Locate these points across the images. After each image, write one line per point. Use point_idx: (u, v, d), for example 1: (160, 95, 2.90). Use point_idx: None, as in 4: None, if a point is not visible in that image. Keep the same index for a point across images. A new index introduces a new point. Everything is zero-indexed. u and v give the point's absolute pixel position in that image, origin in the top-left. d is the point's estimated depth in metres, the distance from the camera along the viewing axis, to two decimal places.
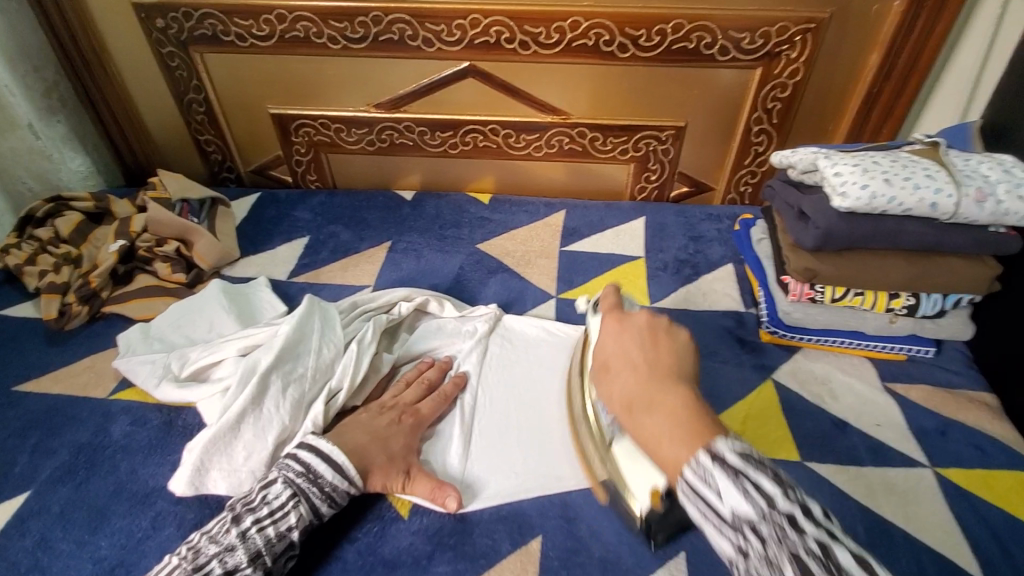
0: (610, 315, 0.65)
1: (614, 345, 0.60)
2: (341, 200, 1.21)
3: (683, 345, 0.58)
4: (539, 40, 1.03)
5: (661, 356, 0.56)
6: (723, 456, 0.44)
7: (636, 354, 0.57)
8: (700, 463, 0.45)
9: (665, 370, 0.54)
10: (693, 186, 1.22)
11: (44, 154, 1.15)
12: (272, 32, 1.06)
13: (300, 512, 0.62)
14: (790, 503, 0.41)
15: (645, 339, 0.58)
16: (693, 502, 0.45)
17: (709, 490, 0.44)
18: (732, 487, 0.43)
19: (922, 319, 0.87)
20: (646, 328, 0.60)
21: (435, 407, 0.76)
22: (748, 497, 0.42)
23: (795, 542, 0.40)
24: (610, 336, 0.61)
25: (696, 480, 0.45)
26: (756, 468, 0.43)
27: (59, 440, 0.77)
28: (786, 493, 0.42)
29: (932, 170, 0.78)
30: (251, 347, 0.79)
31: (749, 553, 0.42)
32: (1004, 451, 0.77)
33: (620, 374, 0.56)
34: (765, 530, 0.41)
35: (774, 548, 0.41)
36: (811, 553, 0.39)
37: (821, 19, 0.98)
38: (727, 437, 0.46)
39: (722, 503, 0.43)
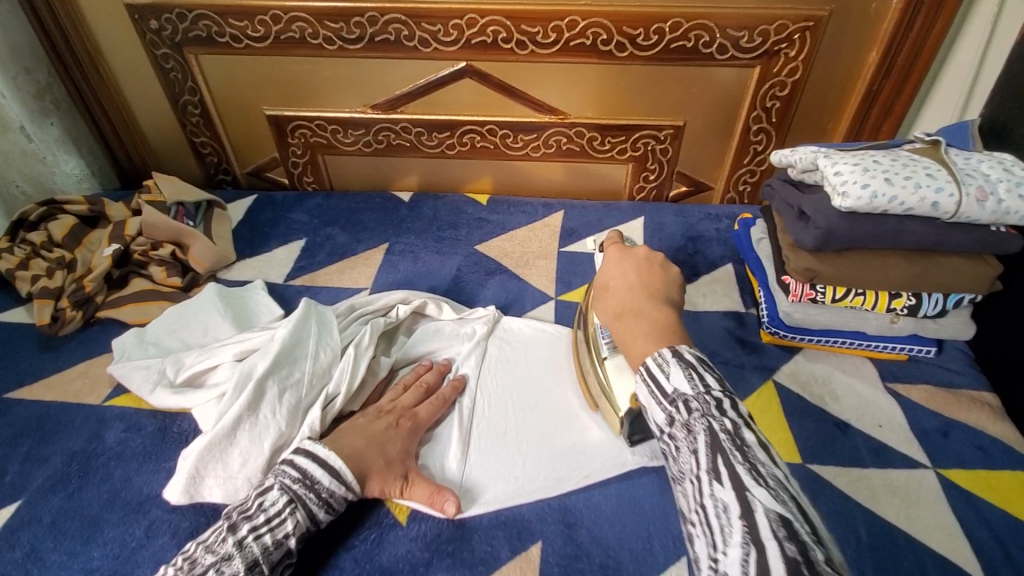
0: (613, 246, 0.75)
1: (614, 269, 0.70)
2: (338, 201, 1.20)
3: (674, 278, 0.68)
4: (536, 39, 1.03)
5: (653, 279, 0.67)
6: (680, 353, 0.55)
7: (631, 277, 0.68)
8: (662, 355, 0.55)
9: (654, 291, 0.65)
10: (692, 185, 1.21)
11: (38, 157, 1.16)
12: (267, 34, 1.06)
13: (298, 518, 0.62)
14: (722, 392, 0.51)
15: (642, 267, 0.69)
16: (645, 384, 0.55)
17: (661, 373, 0.54)
18: (680, 372, 0.53)
19: (924, 319, 0.86)
20: (643, 259, 0.70)
21: (433, 412, 0.75)
22: (690, 379, 0.52)
23: (715, 419, 0.49)
24: (611, 262, 0.72)
25: (655, 367, 0.55)
26: (705, 367, 0.53)
27: (51, 448, 0.76)
28: (723, 388, 0.52)
29: (933, 169, 0.78)
30: (247, 351, 0.78)
31: (675, 422, 0.52)
32: (1007, 453, 0.76)
33: (616, 291, 0.67)
34: (695, 405, 0.50)
35: (698, 420, 0.50)
36: (725, 428, 0.48)
37: (820, 16, 0.97)
38: (690, 347, 0.57)
39: (668, 383, 0.53)
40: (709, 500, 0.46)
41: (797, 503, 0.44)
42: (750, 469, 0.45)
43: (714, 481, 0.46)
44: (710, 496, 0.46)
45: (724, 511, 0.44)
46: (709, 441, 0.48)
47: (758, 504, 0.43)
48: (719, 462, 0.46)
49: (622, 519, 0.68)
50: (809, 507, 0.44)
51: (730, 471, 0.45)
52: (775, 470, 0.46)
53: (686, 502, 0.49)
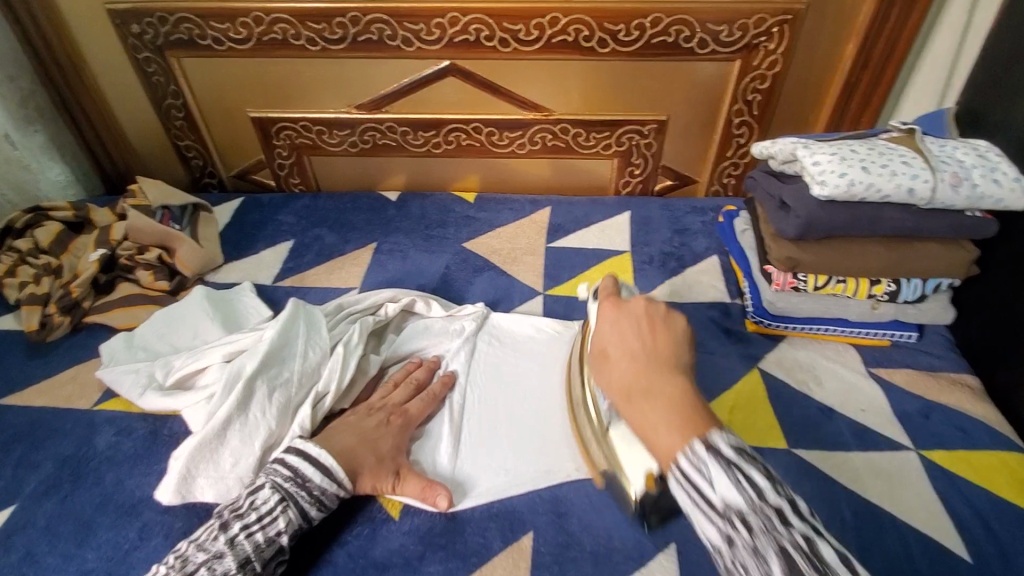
0: (607, 300, 0.66)
1: (611, 331, 0.61)
2: (325, 202, 1.20)
3: (680, 334, 0.59)
4: (518, 37, 1.03)
5: (660, 342, 0.58)
6: (718, 448, 0.46)
7: (633, 341, 0.59)
8: (695, 452, 0.47)
9: (663, 359, 0.56)
10: (677, 179, 1.22)
11: (22, 163, 1.13)
12: (250, 36, 1.06)
13: (289, 516, 0.62)
14: (777, 496, 0.44)
15: (642, 325, 0.60)
16: (683, 488, 0.47)
17: (702, 479, 0.46)
18: (725, 477, 0.45)
19: (904, 304, 0.88)
20: (644, 315, 0.61)
21: (423, 406, 0.76)
22: (739, 486, 0.44)
23: (782, 534, 0.42)
24: (607, 323, 0.63)
25: (690, 468, 0.47)
26: (748, 462, 0.46)
27: (43, 453, 0.76)
28: (775, 487, 0.45)
29: (908, 157, 0.79)
30: (235, 352, 0.78)
31: (734, 542, 0.44)
32: (987, 431, 0.78)
33: (619, 361, 0.58)
34: (756, 521, 0.43)
35: (762, 539, 0.43)
36: (798, 547, 0.42)
37: (798, 10, 0.98)
38: (721, 430, 0.48)
39: (714, 493, 0.45)
40: None
41: None
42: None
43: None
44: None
45: None
46: (786, 568, 0.41)
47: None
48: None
49: (613, 510, 0.68)
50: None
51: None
52: None
53: None
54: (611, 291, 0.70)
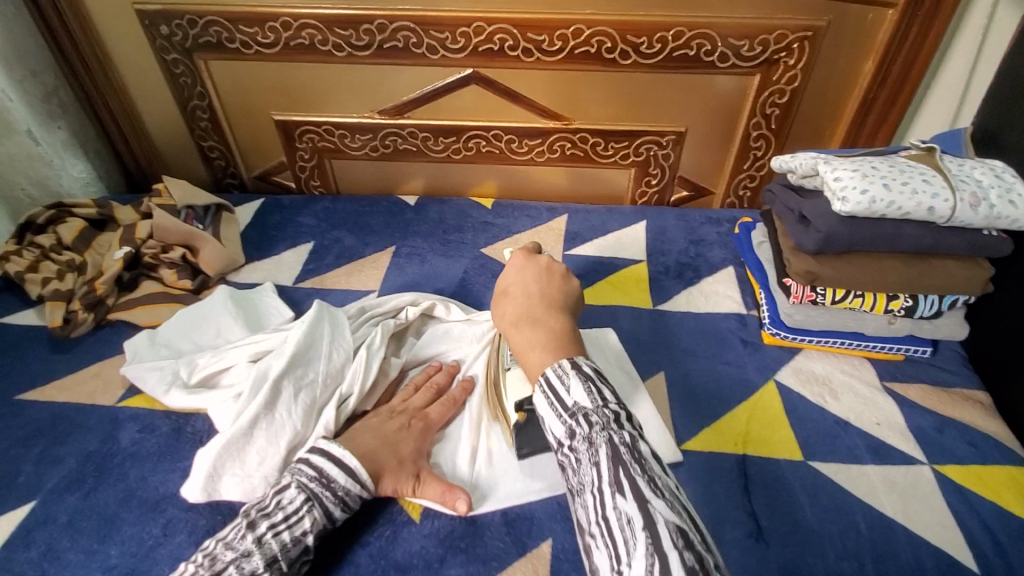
0: (518, 252, 0.82)
1: (516, 275, 0.78)
2: (345, 205, 1.21)
3: (570, 287, 0.76)
4: (542, 47, 1.05)
5: (552, 290, 0.75)
6: (579, 366, 0.59)
7: (532, 285, 0.75)
8: (562, 369, 0.59)
9: (550, 299, 0.73)
10: (693, 190, 1.24)
11: (44, 160, 1.16)
12: (277, 40, 1.07)
13: (314, 516, 0.63)
14: (617, 404, 0.55)
15: (542, 276, 0.77)
16: (545, 396, 0.58)
17: (562, 387, 0.57)
18: (579, 387, 0.56)
19: (920, 320, 0.89)
20: (545, 269, 0.78)
21: (444, 411, 0.76)
22: (588, 391, 0.56)
23: (614, 432, 0.53)
24: (516, 267, 0.79)
25: (555, 379, 0.58)
26: (602, 382, 0.58)
27: (65, 449, 0.77)
28: (618, 402, 0.56)
29: (929, 175, 0.80)
30: (261, 352, 0.80)
31: (576, 435, 0.54)
32: (1000, 448, 0.79)
33: (514, 297, 0.74)
34: (595, 420, 0.54)
35: (598, 433, 0.53)
36: (623, 442, 0.52)
37: (818, 27, 1.00)
38: (586, 360, 0.61)
39: (568, 397, 0.56)
40: (612, 513, 0.48)
41: (687, 513, 0.48)
42: (648, 482, 0.49)
43: (616, 492, 0.49)
44: (613, 508, 0.48)
45: (628, 521, 0.47)
46: (610, 454, 0.51)
47: (658, 516, 0.46)
48: (620, 475, 0.49)
49: None
50: (698, 516, 0.49)
51: (631, 483, 0.49)
52: (668, 483, 0.50)
53: (586, 514, 0.51)
54: (531, 248, 0.87)
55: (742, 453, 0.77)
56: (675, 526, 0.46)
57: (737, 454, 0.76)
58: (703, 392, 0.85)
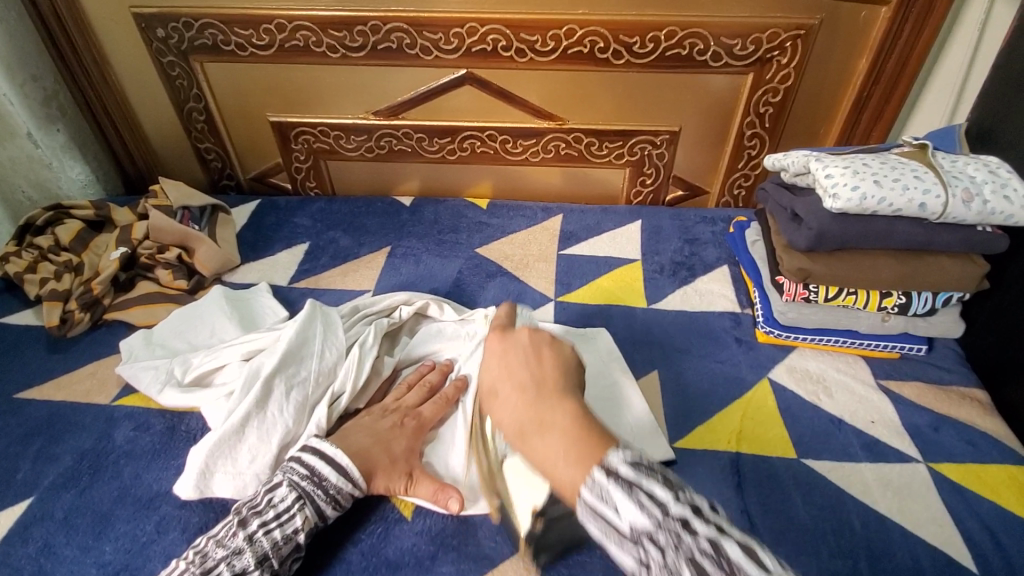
0: (492, 332, 0.64)
1: (497, 365, 0.59)
2: (341, 206, 1.22)
3: (565, 360, 0.59)
4: (534, 47, 1.05)
5: (547, 372, 0.57)
6: (614, 469, 0.45)
7: (521, 373, 0.57)
8: (597, 481, 0.45)
9: (550, 388, 0.55)
10: (688, 189, 1.24)
11: (43, 162, 1.16)
12: (272, 42, 1.08)
13: (306, 514, 0.63)
14: (678, 505, 0.42)
15: (530, 356, 0.58)
16: (593, 521, 0.45)
17: (606, 507, 0.44)
18: (627, 501, 0.43)
19: (914, 317, 0.89)
20: (527, 345, 0.60)
21: (438, 410, 0.76)
22: (639, 507, 0.42)
23: (690, 545, 0.40)
24: (494, 356, 0.60)
25: (594, 500, 0.45)
26: (647, 478, 0.44)
27: (61, 447, 0.77)
28: (678, 495, 0.43)
29: (921, 172, 0.80)
30: (254, 351, 0.80)
31: (650, 565, 0.42)
32: (996, 445, 0.78)
33: (509, 397, 0.55)
34: (663, 538, 0.41)
35: (671, 554, 0.41)
36: (704, 552, 0.39)
37: (811, 25, 1.00)
38: (618, 450, 0.46)
39: (620, 519, 0.43)
40: None
41: None
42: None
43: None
44: None
45: None
46: None
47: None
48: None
49: None
50: None
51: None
52: None
53: None
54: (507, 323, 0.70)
55: (735, 451, 0.76)
56: None
57: (730, 452, 0.76)
58: (697, 390, 0.85)
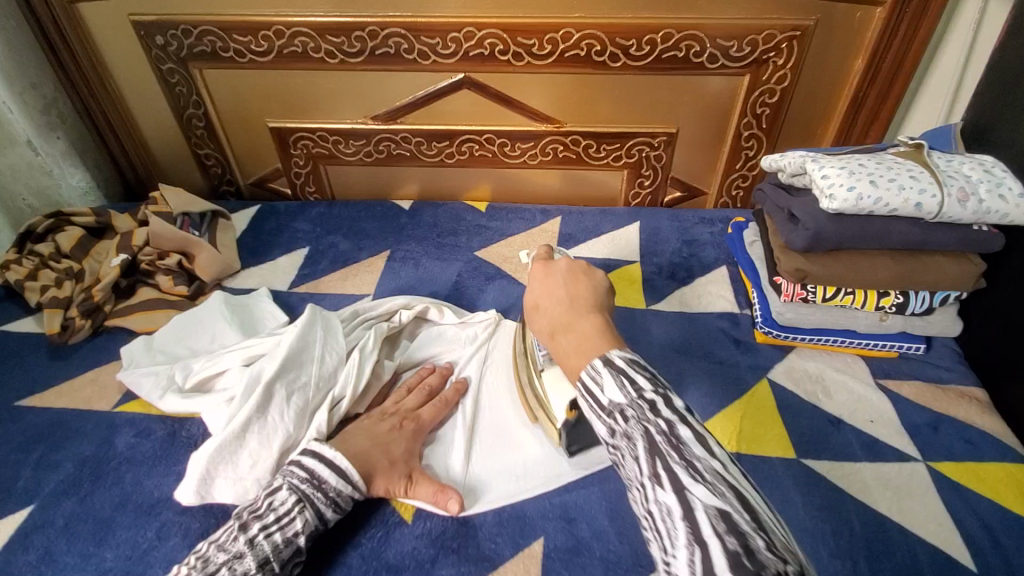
0: (536, 261, 0.70)
1: (540, 286, 0.65)
2: (340, 210, 1.22)
3: (600, 285, 0.65)
4: (531, 51, 1.06)
5: (582, 291, 0.63)
6: (612, 359, 0.52)
7: (559, 291, 0.63)
8: (595, 366, 0.52)
9: (583, 303, 0.61)
10: (686, 190, 1.24)
11: (44, 170, 1.17)
12: (270, 48, 1.09)
13: (306, 517, 0.63)
14: (653, 392, 0.49)
15: (568, 278, 0.64)
16: (584, 398, 0.53)
17: (596, 387, 0.51)
18: (612, 382, 0.50)
19: (912, 317, 0.89)
20: (568, 269, 0.66)
21: (435, 412, 0.77)
22: (620, 384, 0.50)
23: (649, 421, 0.47)
24: (536, 279, 0.66)
25: (589, 380, 0.52)
26: (636, 370, 0.50)
27: (62, 454, 0.78)
28: (656, 387, 0.49)
29: (916, 172, 0.80)
30: (254, 356, 0.80)
31: (616, 433, 0.49)
32: (995, 444, 0.78)
33: (547, 309, 0.62)
34: (631, 413, 0.48)
35: (635, 427, 0.48)
36: (660, 429, 0.46)
37: (807, 26, 1.00)
38: (621, 351, 0.53)
39: (603, 395, 0.50)
40: (654, 507, 0.44)
41: (737, 491, 0.42)
42: (687, 468, 0.44)
43: (656, 484, 0.44)
44: (654, 501, 0.44)
45: (670, 516, 0.42)
46: (648, 446, 0.46)
47: (698, 503, 0.41)
48: (659, 466, 0.45)
49: (625, 514, 0.69)
50: (752, 493, 0.43)
51: (670, 474, 0.44)
52: (713, 463, 0.44)
53: (637, 508, 0.47)
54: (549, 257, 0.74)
55: (734, 450, 0.77)
56: (717, 511, 0.41)
57: (730, 451, 0.77)
58: (696, 390, 0.85)
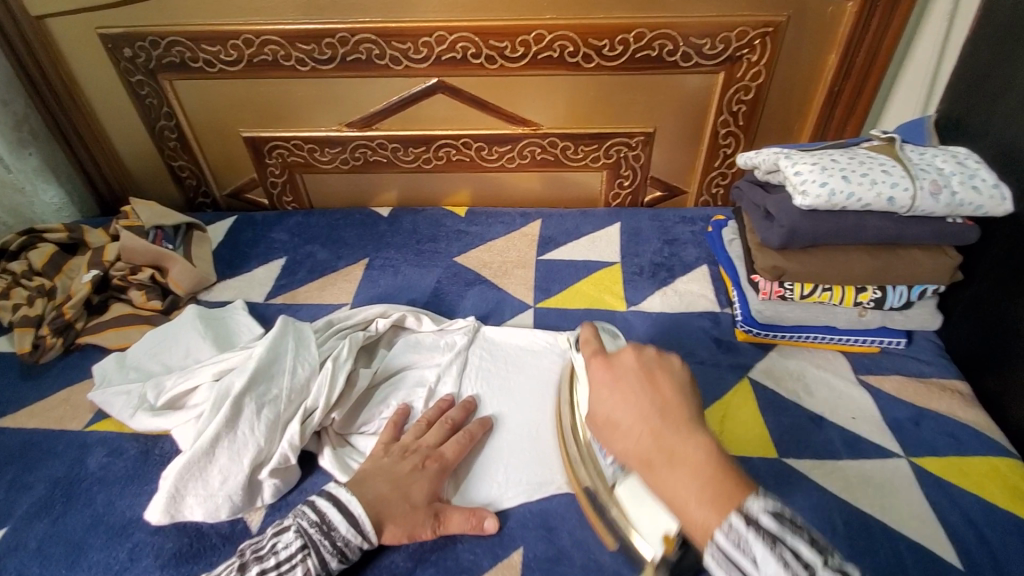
0: (594, 355, 0.59)
1: (611, 390, 0.54)
2: (318, 219, 1.21)
3: (682, 377, 0.54)
4: (504, 54, 1.05)
5: (665, 395, 0.52)
6: (756, 519, 0.42)
7: (639, 399, 0.52)
8: (734, 527, 0.42)
9: (674, 415, 0.50)
10: (666, 189, 1.24)
11: (17, 187, 1.15)
12: (240, 57, 1.07)
13: (308, 565, 0.60)
14: (829, 570, 0.39)
15: (644, 382, 0.53)
16: (722, 567, 0.43)
17: (744, 557, 0.41)
18: (768, 553, 0.40)
19: (891, 311, 0.89)
20: (640, 370, 0.54)
21: (459, 449, 0.72)
22: (786, 566, 0.40)
23: None
24: (603, 385, 0.55)
25: (729, 545, 0.42)
26: (793, 533, 0.41)
27: (34, 475, 0.76)
28: (826, 558, 0.40)
29: (889, 166, 0.80)
30: (225, 371, 0.79)
31: None
32: (977, 437, 0.78)
33: (625, 424, 0.51)
34: None
35: None
36: None
37: (778, 22, 1.00)
38: (760, 497, 0.43)
39: (757, 571, 0.41)
40: None
41: None
42: None
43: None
44: None
45: None
46: None
47: None
48: None
49: None
50: None
51: None
52: None
53: None
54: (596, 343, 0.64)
55: None
56: None
57: None
58: None
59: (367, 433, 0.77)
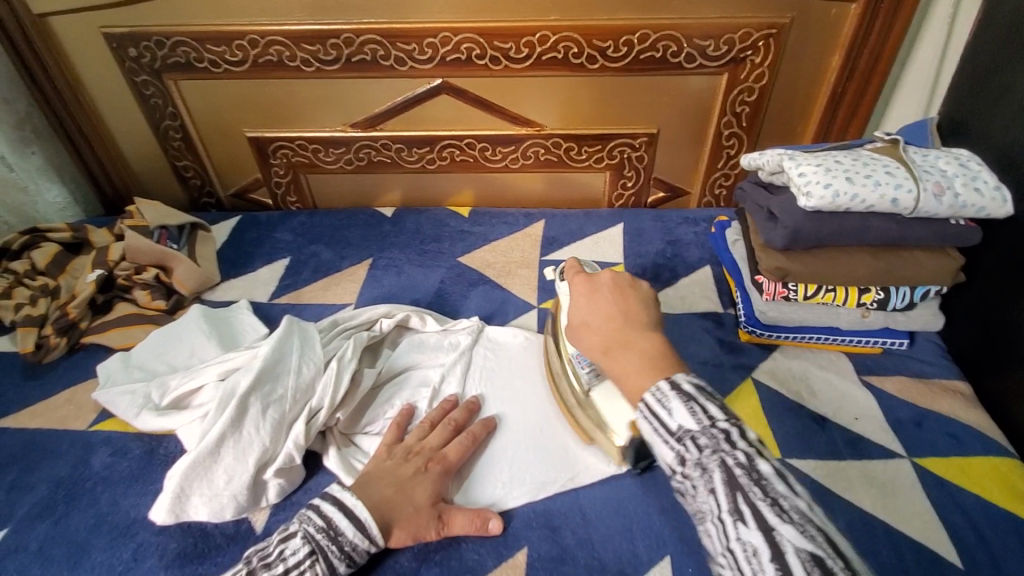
0: (578, 276, 0.70)
1: (586, 302, 0.65)
2: (322, 219, 1.21)
3: (647, 295, 0.64)
4: (509, 55, 1.05)
5: (629, 304, 0.63)
6: (679, 384, 0.50)
7: (609, 306, 0.63)
8: (660, 389, 0.50)
9: (637, 318, 0.61)
10: (669, 190, 1.24)
11: (19, 186, 1.17)
12: (245, 58, 1.08)
13: (316, 571, 0.59)
14: (726, 420, 0.47)
15: (615, 294, 0.64)
16: (644, 419, 0.49)
17: (662, 409, 0.49)
18: (682, 407, 0.48)
19: (894, 312, 0.89)
20: (612, 284, 0.65)
21: (462, 450, 0.72)
22: (693, 412, 0.47)
23: (728, 453, 0.45)
24: (581, 296, 0.67)
25: (652, 400, 0.49)
26: (706, 396, 0.48)
27: (37, 476, 0.76)
28: (728, 415, 0.47)
29: (892, 167, 0.80)
30: (230, 370, 0.79)
31: (684, 462, 0.46)
32: (979, 438, 0.78)
33: (594, 325, 0.62)
34: (704, 442, 0.46)
35: (709, 457, 0.45)
36: (741, 464, 0.44)
37: (782, 24, 1.00)
38: (686, 375, 0.51)
39: (670, 419, 0.48)
40: (737, 546, 0.42)
41: (827, 534, 0.41)
42: (774, 508, 0.42)
43: (739, 523, 0.42)
44: (737, 540, 0.42)
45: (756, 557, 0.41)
46: (727, 480, 0.44)
47: (790, 546, 0.40)
48: (741, 504, 0.43)
49: (606, 521, 0.68)
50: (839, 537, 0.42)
51: (756, 514, 0.42)
52: (798, 502, 0.43)
53: (708, 545, 0.45)
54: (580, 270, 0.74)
55: None
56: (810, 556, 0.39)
57: None
58: None
59: (371, 433, 0.77)
